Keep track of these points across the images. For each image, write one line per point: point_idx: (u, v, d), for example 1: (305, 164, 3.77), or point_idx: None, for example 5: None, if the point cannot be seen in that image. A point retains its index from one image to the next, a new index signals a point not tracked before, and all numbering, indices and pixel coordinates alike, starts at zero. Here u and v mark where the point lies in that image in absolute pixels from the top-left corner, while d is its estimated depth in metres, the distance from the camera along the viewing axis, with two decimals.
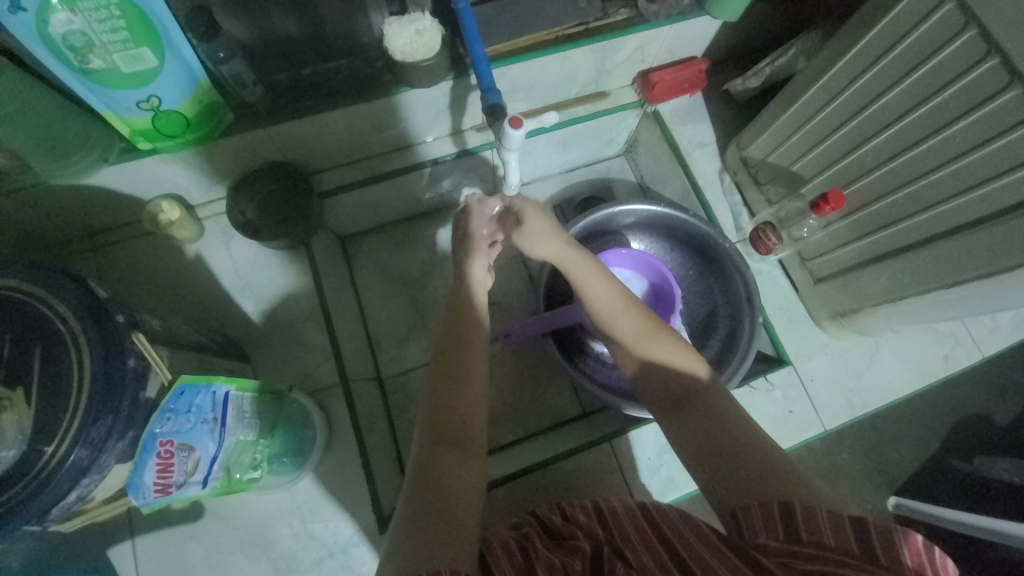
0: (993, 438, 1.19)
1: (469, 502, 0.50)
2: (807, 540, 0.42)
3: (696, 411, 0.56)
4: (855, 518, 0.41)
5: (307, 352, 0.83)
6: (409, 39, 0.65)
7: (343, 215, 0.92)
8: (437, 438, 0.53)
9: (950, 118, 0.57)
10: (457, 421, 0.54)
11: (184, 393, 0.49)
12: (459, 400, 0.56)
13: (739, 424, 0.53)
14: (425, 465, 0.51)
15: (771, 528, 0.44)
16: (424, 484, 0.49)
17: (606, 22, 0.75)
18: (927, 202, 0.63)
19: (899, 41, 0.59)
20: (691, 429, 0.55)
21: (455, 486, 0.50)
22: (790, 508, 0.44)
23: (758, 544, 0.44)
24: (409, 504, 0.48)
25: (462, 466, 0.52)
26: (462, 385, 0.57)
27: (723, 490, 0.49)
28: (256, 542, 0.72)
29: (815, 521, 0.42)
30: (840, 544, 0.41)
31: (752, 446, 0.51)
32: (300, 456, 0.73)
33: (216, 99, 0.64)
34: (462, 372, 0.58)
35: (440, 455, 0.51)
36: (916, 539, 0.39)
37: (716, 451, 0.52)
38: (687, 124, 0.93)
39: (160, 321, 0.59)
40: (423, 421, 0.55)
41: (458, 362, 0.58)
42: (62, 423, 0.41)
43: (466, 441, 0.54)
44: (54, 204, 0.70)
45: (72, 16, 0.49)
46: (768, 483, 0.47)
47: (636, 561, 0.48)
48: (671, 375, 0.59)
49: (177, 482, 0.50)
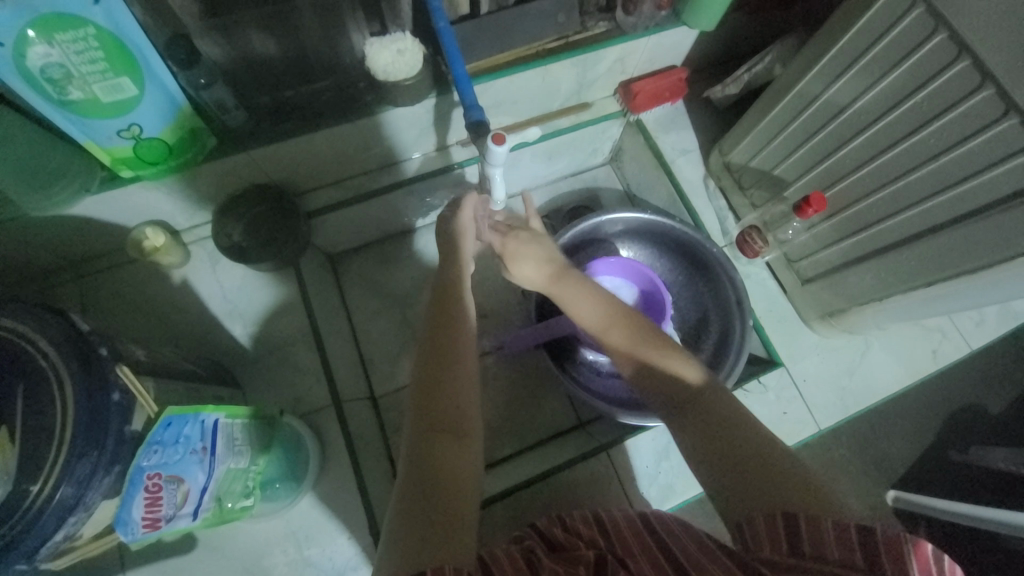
0: (986, 429, 1.20)
1: (466, 490, 0.49)
2: (813, 555, 0.42)
3: (701, 419, 0.54)
4: (860, 529, 0.41)
5: (298, 373, 0.82)
6: (390, 59, 0.67)
7: (330, 234, 0.92)
8: (432, 425, 0.52)
9: (925, 120, 0.58)
10: (452, 406, 0.53)
11: (171, 424, 0.48)
12: (453, 384, 0.55)
13: (744, 428, 0.52)
14: (418, 459, 0.50)
15: (774, 542, 0.44)
16: (421, 479, 0.49)
17: (585, 35, 0.76)
18: (907, 202, 0.64)
19: (872, 46, 0.60)
20: (698, 438, 0.53)
21: (452, 474, 0.49)
22: (795, 521, 0.44)
23: (763, 558, 0.44)
24: (402, 505, 0.48)
25: (459, 452, 0.51)
26: (454, 366, 0.56)
27: (735, 498, 0.49)
28: (252, 571, 0.71)
29: (820, 533, 0.42)
30: (844, 557, 0.41)
31: (759, 451, 0.50)
32: (294, 480, 0.72)
33: (198, 124, 0.64)
34: (454, 355, 0.57)
35: (435, 441, 0.51)
36: (924, 549, 0.39)
37: (724, 458, 0.51)
38: (670, 131, 0.95)
39: (145, 350, 0.58)
40: (416, 408, 0.54)
41: (449, 344, 0.57)
42: (46, 462, 0.40)
43: (461, 427, 0.53)
44: (35, 235, 0.69)
45: (50, 49, 0.48)
46: (772, 488, 0.47)
47: (636, 567, 0.47)
48: (672, 386, 0.57)
49: (166, 516, 0.49)
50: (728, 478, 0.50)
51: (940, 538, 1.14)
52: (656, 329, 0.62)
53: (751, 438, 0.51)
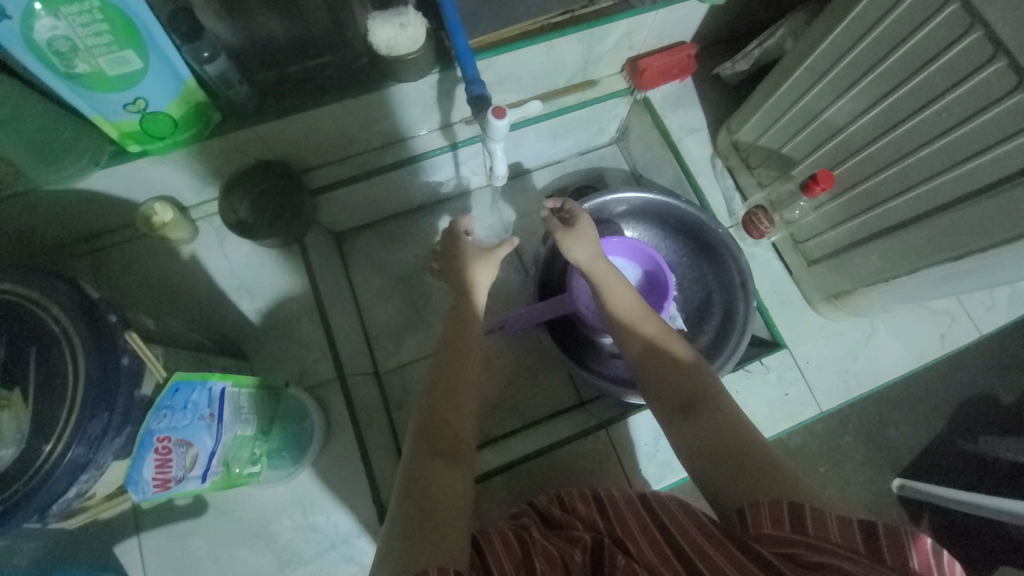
0: (997, 418, 1.18)
1: (457, 503, 0.50)
2: (814, 535, 0.41)
3: (700, 413, 0.55)
4: (863, 522, 0.41)
5: (304, 348, 0.84)
6: (394, 33, 0.65)
7: (337, 212, 0.93)
8: (430, 446, 0.54)
9: (937, 93, 0.56)
10: (449, 428, 0.56)
11: (179, 389, 0.50)
12: (449, 410, 0.57)
13: (742, 428, 0.53)
14: (415, 476, 0.51)
15: (777, 520, 0.43)
16: (415, 492, 0.50)
17: (591, 9, 0.74)
18: (916, 179, 0.62)
19: (886, 15, 0.58)
20: (697, 430, 0.54)
21: (444, 489, 0.50)
22: (799, 508, 0.43)
23: (762, 535, 0.43)
24: (401, 510, 0.48)
25: (452, 470, 0.52)
26: (454, 397, 0.59)
27: (722, 488, 0.49)
28: (260, 535, 0.73)
29: (821, 518, 0.42)
30: (846, 542, 0.40)
31: (756, 451, 0.50)
32: (300, 450, 0.74)
33: (203, 99, 0.65)
34: (457, 384, 0.60)
35: (429, 463, 0.52)
36: (925, 543, 0.39)
37: (718, 452, 0.51)
38: (678, 110, 0.93)
39: (155, 320, 0.59)
40: (416, 429, 0.57)
41: (450, 378, 0.60)
42: (59, 421, 0.42)
43: (456, 451, 0.55)
44: (47, 209, 0.71)
45: (56, 22, 0.49)
46: (763, 479, 0.47)
47: (639, 554, 0.47)
48: (676, 376, 0.59)
49: (176, 478, 0.51)
50: (716, 469, 0.51)
51: (943, 526, 1.14)
52: (673, 331, 0.64)
53: (748, 438, 0.52)
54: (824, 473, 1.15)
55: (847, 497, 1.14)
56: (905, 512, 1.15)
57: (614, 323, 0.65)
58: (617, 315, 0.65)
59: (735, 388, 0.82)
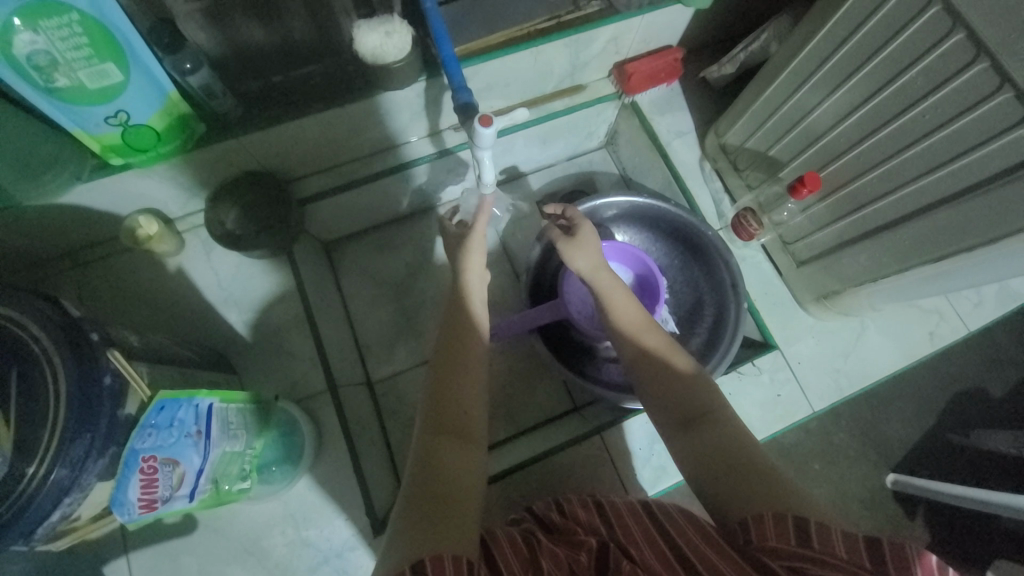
0: (988, 412, 1.20)
1: (469, 492, 0.50)
2: (819, 549, 0.41)
3: (704, 430, 0.54)
4: (868, 539, 0.41)
5: (295, 360, 0.83)
6: (378, 41, 0.64)
7: (327, 221, 0.93)
8: (441, 430, 0.54)
9: (920, 95, 0.57)
10: (456, 409, 0.56)
11: (164, 408, 0.49)
12: (455, 389, 0.58)
13: (746, 446, 0.52)
14: (425, 463, 0.51)
15: (781, 533, 0.43)
16: (428, 480, 0.50)
17: (578, 14, 0.75)
18: (901, 180, 0.63)
19: (869, 18, 0.59)
20: (700, 447, 0.53)
21: (453, 472, 0.51)
22: (803, 522, 0.43)
23: (768, 547, 0.43)
24: (411, 491, 0.49)
25: (461, 454, 0.53)
26: (459, 376, 0.59)
27: (724, 498, 0.49)
28: (251, 551, 0.72)
29: (827, 534, 0.42)
30: (852, 558, 0.40)
31: (759, 467, 0.50)
32: (290, 463, 0.72)
33: (186, 111, 0.64)
34: (459, 367, 0.59)
35: (438, 445, 0.53)
36: (930, 560, 0.38)
37: (719, 466, 0.51)
38: (666, 113, 0.93)
39: (140, 337, 0.58)
40: (424, 420, 0.56)
41: (458, 357, 0.60)
42: (41, 443, 0.41)
43: (465, 432, 0.55)
44: (29, 224, 0.70)
45: (35, 36, 0.48)
46: (769, 495, 0.47)
47: (642, 560, 0.47)
48: (679, 389, 0.58)
49: (163, 497, 0.49)
50: (717, 477, 0.51)
51: (938, 521, 1.15)
52: (673, 341, 0.64)
53: (752, 457, 0.51)
54: (819, 470, 1.16)
55: (842, 494, 1.15)
56: (901, 508, 1.15)
57: (616, 333, 0.65)
58: (620, 324, 0.65)
59: (728, 390, 0.82)
